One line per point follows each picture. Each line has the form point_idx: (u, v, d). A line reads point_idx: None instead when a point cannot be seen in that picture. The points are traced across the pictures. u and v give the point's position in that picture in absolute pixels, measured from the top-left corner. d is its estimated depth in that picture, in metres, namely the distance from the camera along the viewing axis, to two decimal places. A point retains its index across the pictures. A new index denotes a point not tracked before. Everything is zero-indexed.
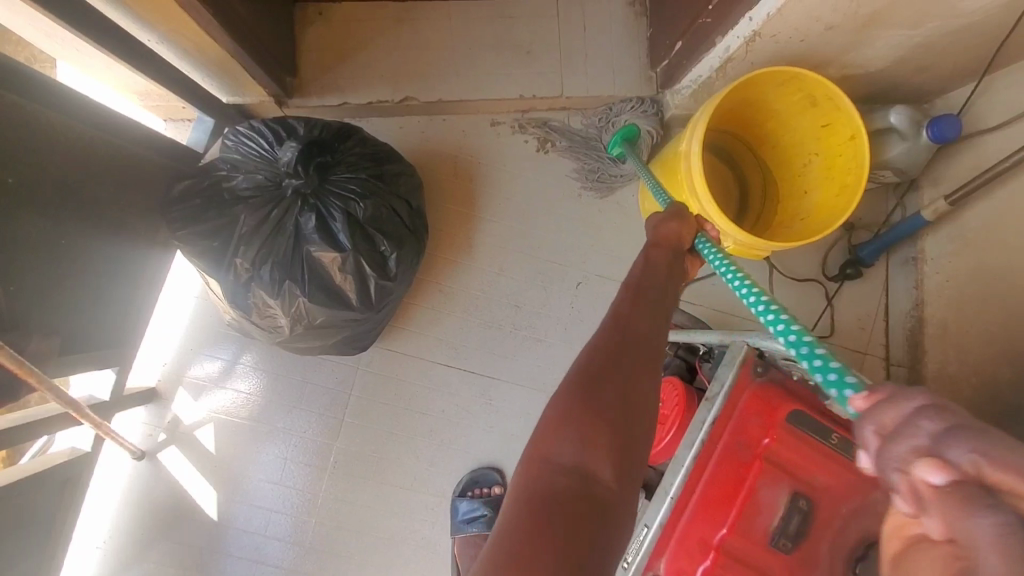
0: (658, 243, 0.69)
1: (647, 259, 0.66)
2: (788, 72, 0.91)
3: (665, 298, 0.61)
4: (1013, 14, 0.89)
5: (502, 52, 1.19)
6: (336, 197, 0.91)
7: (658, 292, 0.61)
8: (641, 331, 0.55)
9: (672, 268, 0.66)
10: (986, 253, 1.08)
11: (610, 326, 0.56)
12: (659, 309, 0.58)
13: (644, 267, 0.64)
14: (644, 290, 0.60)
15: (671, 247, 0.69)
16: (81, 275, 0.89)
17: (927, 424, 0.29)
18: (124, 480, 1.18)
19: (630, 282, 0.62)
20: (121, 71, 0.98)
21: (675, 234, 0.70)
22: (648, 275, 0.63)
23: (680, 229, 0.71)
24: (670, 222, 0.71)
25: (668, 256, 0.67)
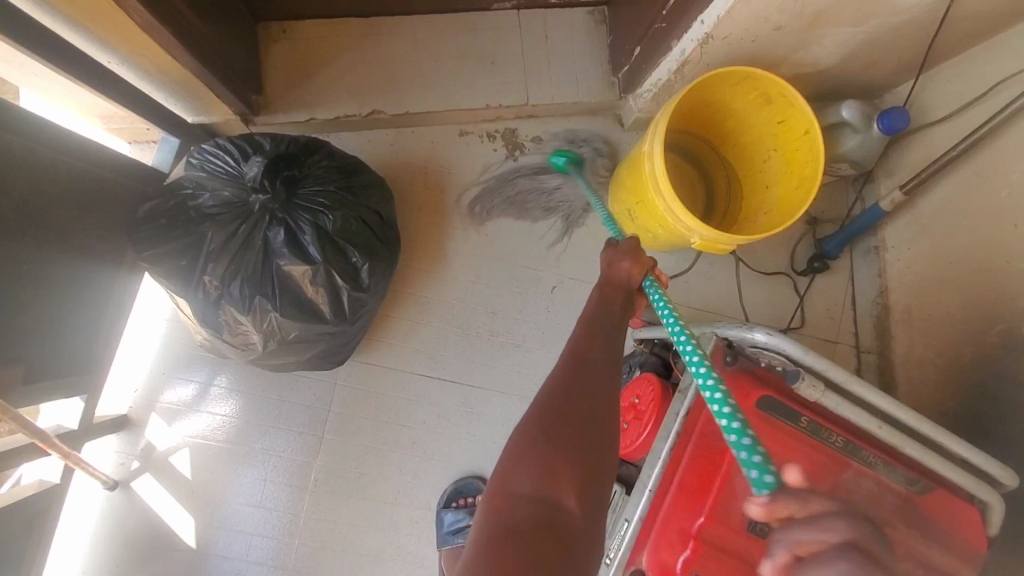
0: (611, 281, 0.76)
1: (602, 295, 0.73)
2: (741, 72, 0.94)
3: (619, 332, 0.67)
4: (948, 11, 0.94)
5: (467, 63, 1.21)
6: (304, 210, 0.91)
7: (613, 324, 0.68)
8: (599, 363, 0.61)
9: (627, 305, 0.73)
10: (942, 239, 1.12)
11: (569, 361, 0.61)
12: (614, 343, 0.64)
13: (598, 304, 0.71)
14: (602, 325, 0.66)
15: (625, 283, 0.75)
16: (42, 302, 0.87)
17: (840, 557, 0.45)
18: (96, 513, 1.14)
19: (586, 318, 0.68)
20: (84, 95, 0.98)
21: (627, 274, 0.76)
22: (602, 311, 0.69)
23: (633, 266, 0.76)
24: (624, 261, 0.77)
25: (623, 294, 0.74)
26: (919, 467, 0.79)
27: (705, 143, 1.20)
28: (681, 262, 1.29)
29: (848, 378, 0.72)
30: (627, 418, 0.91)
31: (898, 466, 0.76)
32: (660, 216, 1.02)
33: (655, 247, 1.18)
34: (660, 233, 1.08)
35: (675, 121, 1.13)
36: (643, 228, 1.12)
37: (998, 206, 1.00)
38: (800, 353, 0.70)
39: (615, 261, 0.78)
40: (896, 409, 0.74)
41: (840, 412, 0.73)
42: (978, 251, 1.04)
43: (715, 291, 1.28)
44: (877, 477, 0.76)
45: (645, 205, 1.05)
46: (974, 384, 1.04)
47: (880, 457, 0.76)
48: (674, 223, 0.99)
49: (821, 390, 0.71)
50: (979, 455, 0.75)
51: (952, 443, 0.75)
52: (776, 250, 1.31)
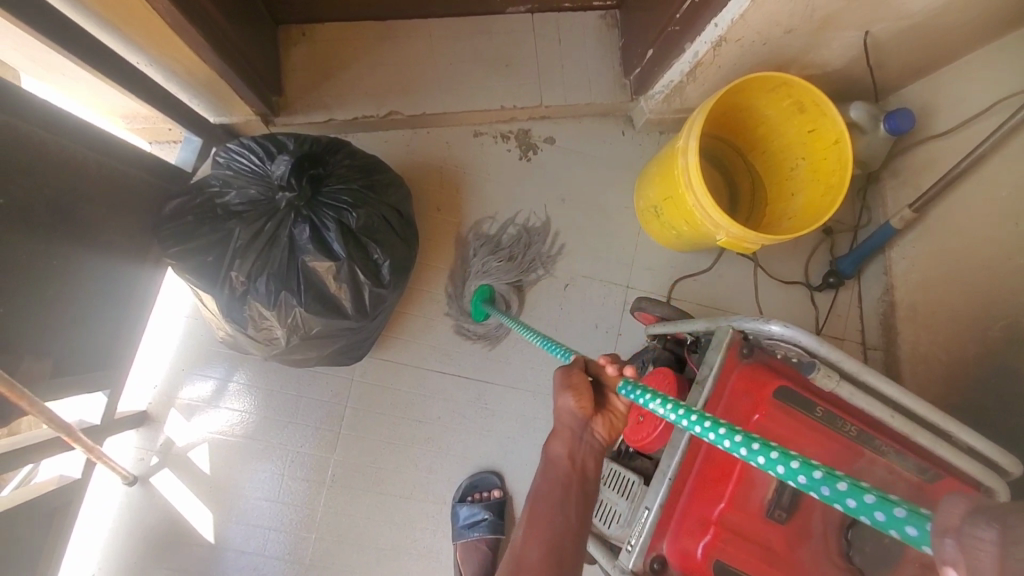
0: (558, 428, 0.73)
1: (547, 458, 0.71)
2: (778, 78, 0.98)
3: (564, 510, 0.64)
4: (867, 42, 1.02)
5: (482, 65, 1.24)
6: (328, 208, 0.93)
7: (558, 500, 0.65)
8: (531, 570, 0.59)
9: (575, 459, 0.70)
10: (948, 237, 1.15)
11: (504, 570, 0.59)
12: (557, 532, 0.62)
13: (543, 475, 0.69)
14: (542, 511, 0.64)
15: (571, 429, 0.72)
16: (71, 296, 0.89)
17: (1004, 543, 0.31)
18: (116, 508, 1.16)
19: (531, 499, 0.67)
20: (109, 93, 1.00)
21: (571, 410, 0.72)
22: (547, 483, 0.67)
23: (574, 399, 0.73)
24: (563, 397, 0.74)
25: (569, 447, 0.70)
26: (929, 456, 0.81)
27: (736, 151, 1.23)
28: (691, 260, 1.31)
29: (863, 369, 0.74)
30: (644, 411, 0.93)
31: (909, 455, 0.78)
32: (687, 211, 1.05)
33: (675, 244, 1.22)
34: (685, 229, 1.11)
35: (708, 125, 1.16)
36: (668, 224, 1.16)
37: (1004, 206, 1.03)
38: (817, 345, 0.72)
39: (556, 400, 0.75)
40: (910, 400, 0.76)
41: (855, 402, 0.75)
42: (983, 248, 1.07)
43: (724, 289, 1.30)
44: (890, 466, 0.78)
45: (673, 201, 1.08)
46: (979, 378, 1.07)
47: (893, 446, 0.78)
48: (702, 219, 1.01)
49: (837, 380, 0.74)
50: (985, 441, 0.77)
51: (961, 431, 0.78)
52: (784, 248, 1.33)
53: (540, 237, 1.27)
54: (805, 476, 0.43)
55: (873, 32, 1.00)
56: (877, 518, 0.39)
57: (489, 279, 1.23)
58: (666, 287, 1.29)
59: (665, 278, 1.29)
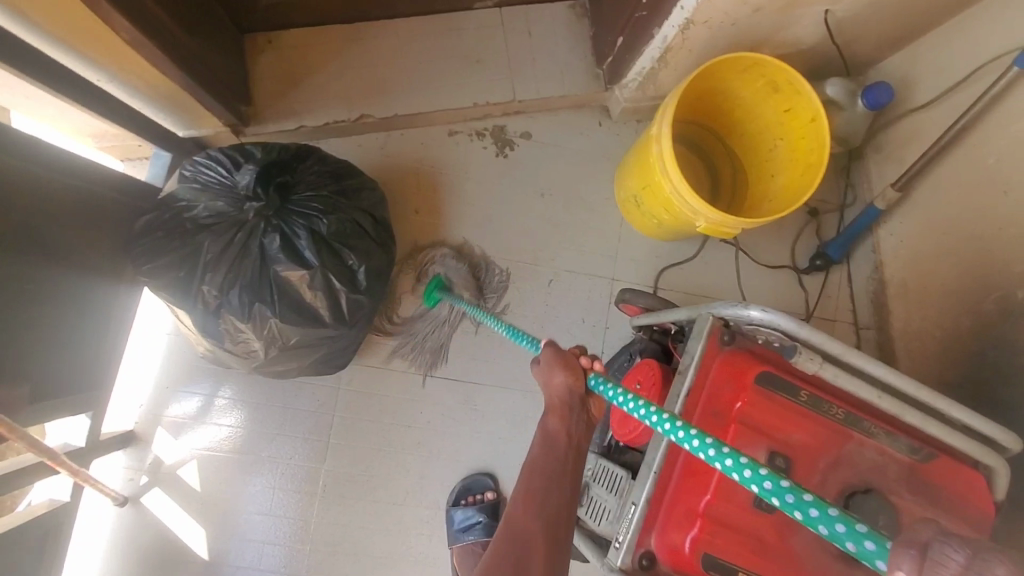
0: (552, 405, 0.69)
1: (545, 432, 0.68)
2: (750, 58, 0.96)
3: (561, 486, 0.63)
4: (828, 23, 1.02)
5: (452, 63, 1.22)
6: (298, 215, 0.92)
7: (556, 474, 0.64)
8: (533, 546, 0.58)
9: (572, 435, 0.68)
10: (934, 210, 1.13)
11: (501, 546, 0.59)
12: (553, 509, 0.61)
13: (540, 449, 0.67)
14: (540, 485, 0.63)
15: (567, 406, 0.69)
16: (44, 320, 0.88)
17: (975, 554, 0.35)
18: (108, 530, 1.15)
19: (527, 472, 0.65)
20: (75, 113, 0.99)
21: (565, 390, 0.69)
22: (544, 459, 0.65)
23: (570, 378, 0.70)
24: (557, 376, 0.70)
25: (565, 424, 0.68)
26: (921, 436, 0.79)
27: (714, 135, 1.21)
28: (676, 249, 1.29)
29: (845, 350, 0.72)
30: (630, 405, 0.91)
31: (900, 435, 0.77)
32: (666, 199, 1.03)
33: (659, 234, 1.20)
34: (666, 218, 1.09)
35: (683, 111, 1.14)
36: (648, 214, 1.14)
37: (990, 175, 1.02)
38: (797, 328, 0.70)
39: (550, 375, 0.71)
40: (898, 379, 0.74)
41: (840, 384, 0.74)
42: (970, 220, 1.06)
43: (711, 276, 1.28)
44: (880, 447, 0.76)
45: (651, 189, 1.07)
46: (971, 353, 1.06)
47: (882, 427, 0.77)
48: (680, 206, 1.00)
49: (820, 363, 0.72)
50: (977, 418, 0.76)
51: (951, 409, 0.76)
52: (770, 231, 1.31)
53: (497, 277, 1.24)
54: (772, 485, 0.46)
55: (831, 13, 1.00)
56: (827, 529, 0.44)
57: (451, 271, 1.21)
58: (652, 277, 1.28)
59: (650, 268, 1.28)
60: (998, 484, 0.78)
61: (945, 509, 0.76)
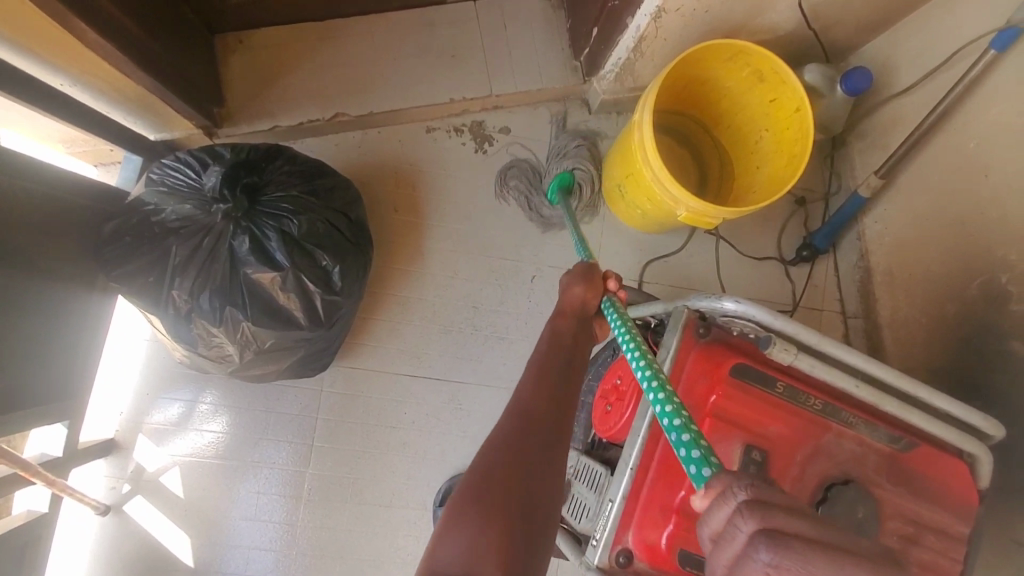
0: (565, 311, 0.79)
1: (552, 331, 0.74)
2: (732, 46, 0.95)
3: (567, 370, 0.67)
4: (804, 8, 1.01)
5: (427, 58, 1.21)
6: (268, 217, 0.90)
7: (563, 360, 0.68)
8: (542, 414, 0.59)
9: (578, 335, 0.75)
10: (917, 196, 1.12)
11: (512, 410, 0.59)
12: (559, 386, 0.63)
13: (548, 342, 0.72)
14: (547, 365, 0.66)
15: (578, 311, 0.79)
16: (12, 330, 0.86)
17: (756, 554, 0.35)
18: (91, 539, 1.14)
19: (535, 359, 0.68)
20: (40, 119, 0.97)
21: (580, 299, 0.79)
22: (552, 347, 0.71)
23: (586, 290, 0.80)
24: (577, 286, 0.80)
25: (573, 325, 0.76)
26: (902, 425, 0.78)
27: (701, 126, 1.20)
28: (661, 241, 1.27)
29: (824, 341, 0.71)
30: (610, 401, 0.90)
31: (881, 425, 0.76)
32: (647, 188, 1.02)
33: (644, 225, 1.19)
34: (649, 207, 1.08)
35: (667, 101, 1.13)
36: (632, 204, 1.12)
37: (972, 159, 1.01)
38: (770, 318, 0.69)
39: (570, 285, 0.81)
40: (879, 369, 0.73)
41: (820, 376, 0.72)
42: (953, 204, 1.05)
43: (696, 268, 1.27)
44: (859, 438, 0.75)
45: (633, 178, 1.05)
46: (957, 339, 1.05)
47: (860, 416, 0.75)
48: (661, 194, 0.98)
49: (796, 354, 0.71)
50: (961, 407, 0.75)
51: (933, 398, 0.75)
52: (756, 221, 1.30)
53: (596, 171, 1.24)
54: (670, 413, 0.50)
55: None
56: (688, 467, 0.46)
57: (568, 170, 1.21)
58: (638, 271, 1.26)
59: (635, 262, 1.26)
60: (981, 472, 0.77)
61: (926, 497, 0.75)
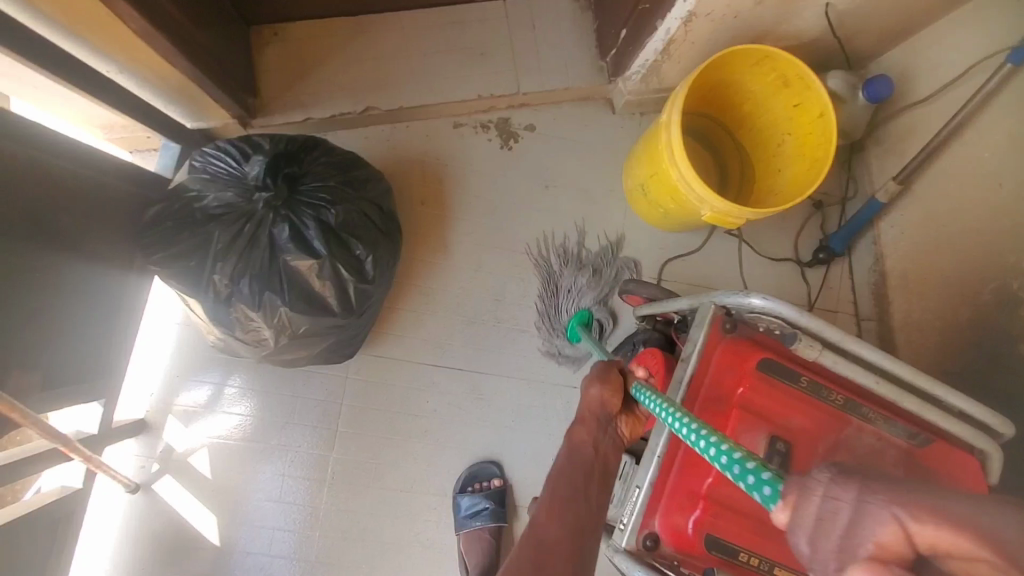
0: (584, 417, 0.78)
1: (571, 445, 0.76)
2: (760, 51, 0.97)
3: (583, 494, 0.70)
4: (829, 16, 1.03)
5: (457, 55, 1.23)
6: (307, 206, 0.93)
7: (581, 480, 0.71)
8: (556, 546, 0.63)
9: (597, 448, 0.76)
10: (934, 203, 1.15)
11: (528, 540, 0.64)
12: (574, 515, 0.67)
13: (567, 457, 0.74)
14: (566, 489, 0.70)
15: (596, 418, 0.78)
16: (57, 309, 0.89)
17: (873, 501, 0.34)
18: (121, 516, 1.17)
19: (554, 477, 0.72)
20: (82, 103, 1.00)
21: (597, 402, 0.79)
22: (570, 465, 0.73)
23: (605, 392, 0.79)
24: (592, 389, 0.79)
25: (592, 435, 0.76)
26: (916, 421, 0.81)
27: (723, 128, 1.22)
28: (680, 240, 1.30)
29: (846, 338, 0.74)
30: None
31: (897, 421, 0.79)
32: (673, 187, 1.04)
33: (665, 224, 1.22)
34: (672, 207, 1.11)
35: (691, 104, 1.16)
36: (655, 203, 1.15)
37: (990, 167, 1.03)
38: (797, 316, 0.72)
39: (588, 386, 0.80)
40: (897, 366, 0.76)
41: (841, 371, 0.75)
42: (970, 211, 1.07)
43: (714, 267, 1.30)
44: (878, 433, 0.78)
45: (659, 178, 1.08)
46: (969, 343, 1.08)
47: (880, 413, 0.78)
48: (687, 194, 1.01)
49: (820, 350, 0.73)
50: (975, 405, 0.77)
51: (950, 396, 0.77)
52: (774, 224, 1.32)
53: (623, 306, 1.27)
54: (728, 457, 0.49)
55: (832, 6, 1.01)
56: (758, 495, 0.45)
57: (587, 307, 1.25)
58: (657, 269, 1.29)
59: (654, 260, 1.29)
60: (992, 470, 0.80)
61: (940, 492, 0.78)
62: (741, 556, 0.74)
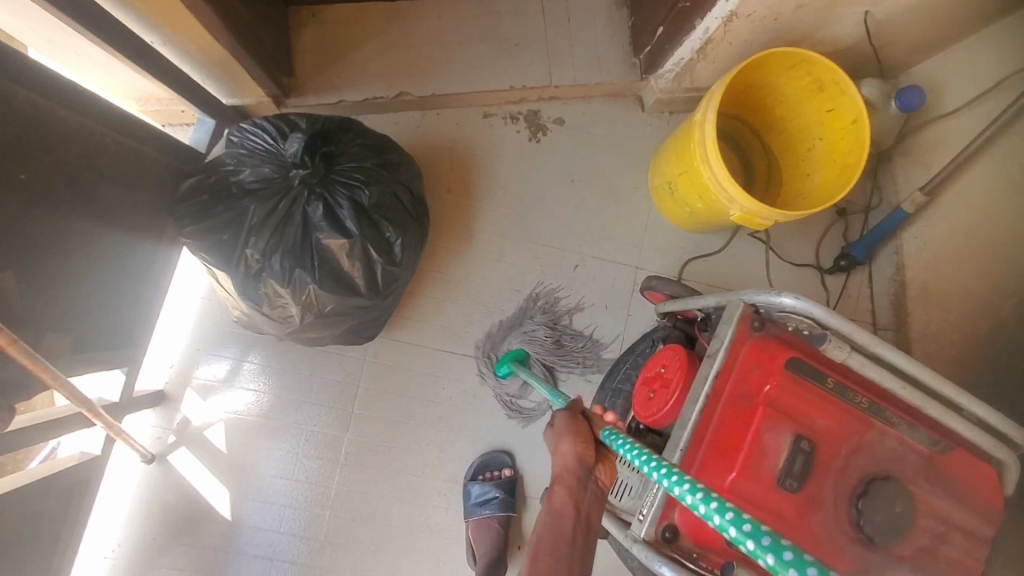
0: (560, 476, 0.72)
1: (550, 509, 0.70)
2: (798, 54, 0.98)
3: (568, 566, 0.66)
4: (867, 24, 1.04)
5: (491, 46, 1.24)
6: (341, 185, 0.94)
7: (563, 549, 0.67)
8: None
9: (579, 508, 0.71)
10: (958, 216, 1.15)
11: None
12: None
13: (547, 527, 0.69)
14: (548, 564, 0.66)
15: (575, 478, 0.72)
16: (90, 274, 0.90)
17: None
18: (135, 485, 1.18)
19: (534, 550, 0.68)
20: (120, 73, 1.01)
21: (572, 459, 0.72)
22: (552, 535, 0.68)
23: (580, 447, 0.73)
24: (565, 446, 0.73)
25: (572, 496, 0.71)
26: (938, 428, 0.82)
27: (752, 131, 1.23)
28: (702, 241, 1.30)
29: (875, 342, 0.74)
30: (654, 387, 0.94)
31: (918, 426, 0.79)
32: (702, 186, 1.05)
33: (689, 224, 1.22)
34: (700, 206, 1.11)
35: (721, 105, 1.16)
36: (681, 201, 1.16)
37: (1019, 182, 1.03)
38: (827, 317, 0.72)
39: (558, 442, 0.74)
40: (923, 372, 0.76)
41: (868, 374, 0.75)
42: (996, 225, 1.07)
43: (734, 270, 1.30)
44: (901, 438, 0.79)
45: (688, 176, 1.08)
46: (989, 357, 1.08)
47: (903, 417, 0.79)
48: (717, 193, 1.01)
49: (848, 352, 0.74)
50: (996, 414, 0.77)
51: (974, 405, 0.77)
52: (796, 229, 1.33)
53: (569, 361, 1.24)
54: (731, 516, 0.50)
55: (872, 15, 1.02)
56: (769, 560, 0.45)
57: (522, 345, 1.23)
58: (677, 268, 1.29)
59: (675, 259, 1.29)
60: (1010, 481, 0.80)
61: (960, 500, 0.78)
62: None
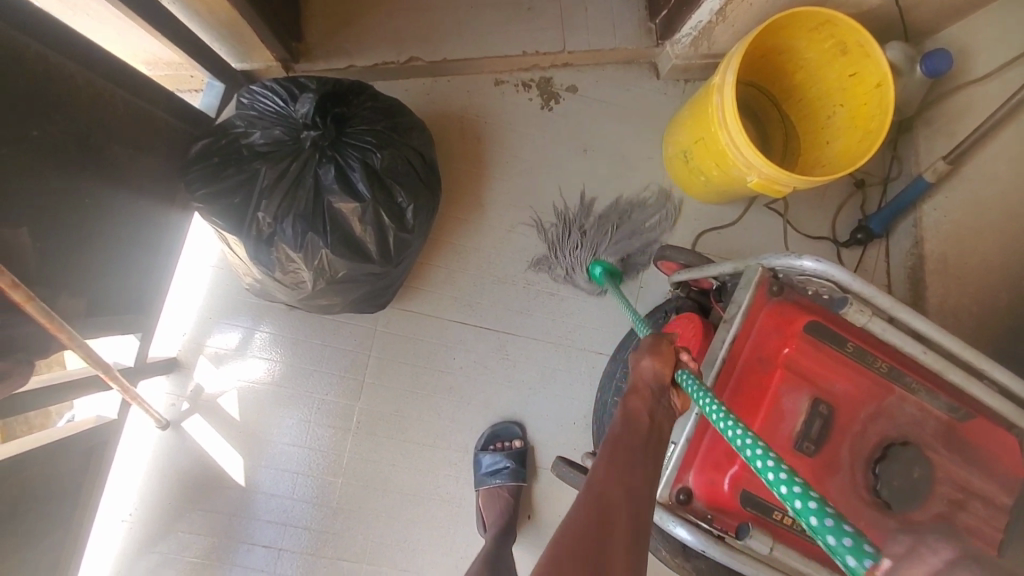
0: (636, 387, 0.69)
1: (625, 411, 0.67)
2: (820, 15, 0.95)
3: (645, 456, 0.61)
4: None
5: (503, 10, 1.22)
6: (353, 148, 0.93)
7: (640, 443, 0.62)
8: (618, 508, 0.55)
9: (654, 417, 0.66)
10: (981, 186, 1.12)
11: (585, 502, 0.55)
12: (636, 477, 0.58)
13: (620, 423, 0.65)
14: (624, 452, 0.61)
15: (651, 390, 0.68)
16: (102, 237, 0.90)
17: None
18: (150, 451, 1.19)
19: (608, 442, 0.63)
20: (131, 36, 1.00)
21: (652, 373, 0.69)
22: (627, 431, 0.64)
23: (658, 365, 0.69)
24: (645, 359, 0.70)
25: (649, 404, 0.67)
26: (959, 395, 0.80)
27: (770, 99, 1.20)
28: (717, 212, 1.28)
29: (897, 306, 0.72)
30: None
31: (938, 393, 0.78)
32: (719, 153, 1.03)
33: (705, 194, 1.20)
34: (715, 173, 1.09)
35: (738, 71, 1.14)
36: (697, 169, 1.13)
37: None
38: (849, 280, 0.69)
39: (637, 358, 0.71)
40: (944, 338, 0.74)
41: (889, 340, 0.73)
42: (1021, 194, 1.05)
43: (749, 241, 1.28)
44: (919, 404, 0.78)
45: (705, 143, 1.06)
46: (1011, 328, 1.06)
47: (923, 384, 0.78)
48: (735, 158, 0.99)
49: (870, 317, 0.71)
50: (1019, 382, 0.76)
51: (996, 372, 0.76)
52: (812, 199, 1.31)
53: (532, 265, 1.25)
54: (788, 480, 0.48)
55: None
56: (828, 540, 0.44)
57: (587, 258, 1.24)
58: (691, 239, 1.27)
59: (689, 230, 1.27)
60: None
61: (980, 468, 0.77)
62: (775, 514, 0.75)
